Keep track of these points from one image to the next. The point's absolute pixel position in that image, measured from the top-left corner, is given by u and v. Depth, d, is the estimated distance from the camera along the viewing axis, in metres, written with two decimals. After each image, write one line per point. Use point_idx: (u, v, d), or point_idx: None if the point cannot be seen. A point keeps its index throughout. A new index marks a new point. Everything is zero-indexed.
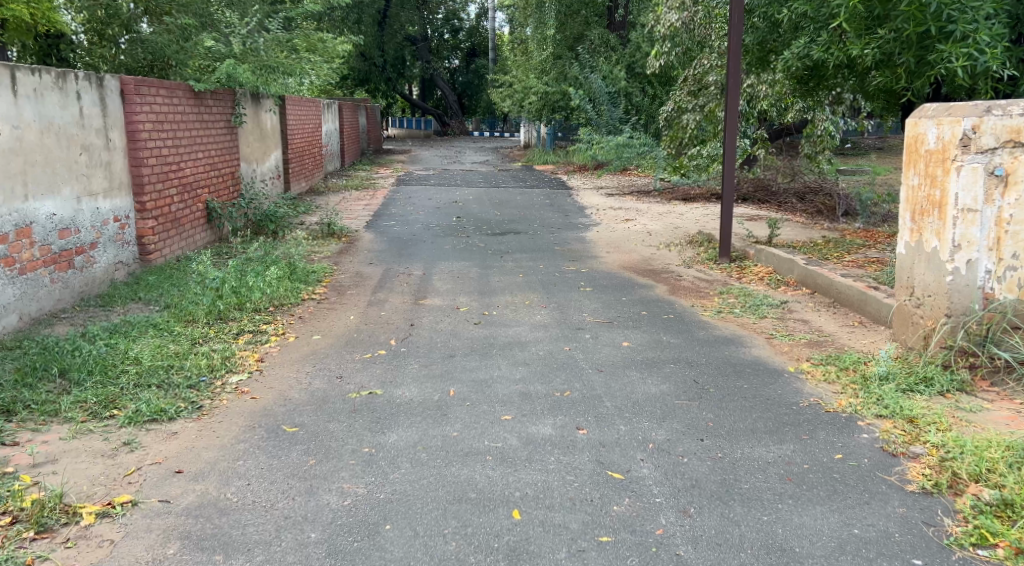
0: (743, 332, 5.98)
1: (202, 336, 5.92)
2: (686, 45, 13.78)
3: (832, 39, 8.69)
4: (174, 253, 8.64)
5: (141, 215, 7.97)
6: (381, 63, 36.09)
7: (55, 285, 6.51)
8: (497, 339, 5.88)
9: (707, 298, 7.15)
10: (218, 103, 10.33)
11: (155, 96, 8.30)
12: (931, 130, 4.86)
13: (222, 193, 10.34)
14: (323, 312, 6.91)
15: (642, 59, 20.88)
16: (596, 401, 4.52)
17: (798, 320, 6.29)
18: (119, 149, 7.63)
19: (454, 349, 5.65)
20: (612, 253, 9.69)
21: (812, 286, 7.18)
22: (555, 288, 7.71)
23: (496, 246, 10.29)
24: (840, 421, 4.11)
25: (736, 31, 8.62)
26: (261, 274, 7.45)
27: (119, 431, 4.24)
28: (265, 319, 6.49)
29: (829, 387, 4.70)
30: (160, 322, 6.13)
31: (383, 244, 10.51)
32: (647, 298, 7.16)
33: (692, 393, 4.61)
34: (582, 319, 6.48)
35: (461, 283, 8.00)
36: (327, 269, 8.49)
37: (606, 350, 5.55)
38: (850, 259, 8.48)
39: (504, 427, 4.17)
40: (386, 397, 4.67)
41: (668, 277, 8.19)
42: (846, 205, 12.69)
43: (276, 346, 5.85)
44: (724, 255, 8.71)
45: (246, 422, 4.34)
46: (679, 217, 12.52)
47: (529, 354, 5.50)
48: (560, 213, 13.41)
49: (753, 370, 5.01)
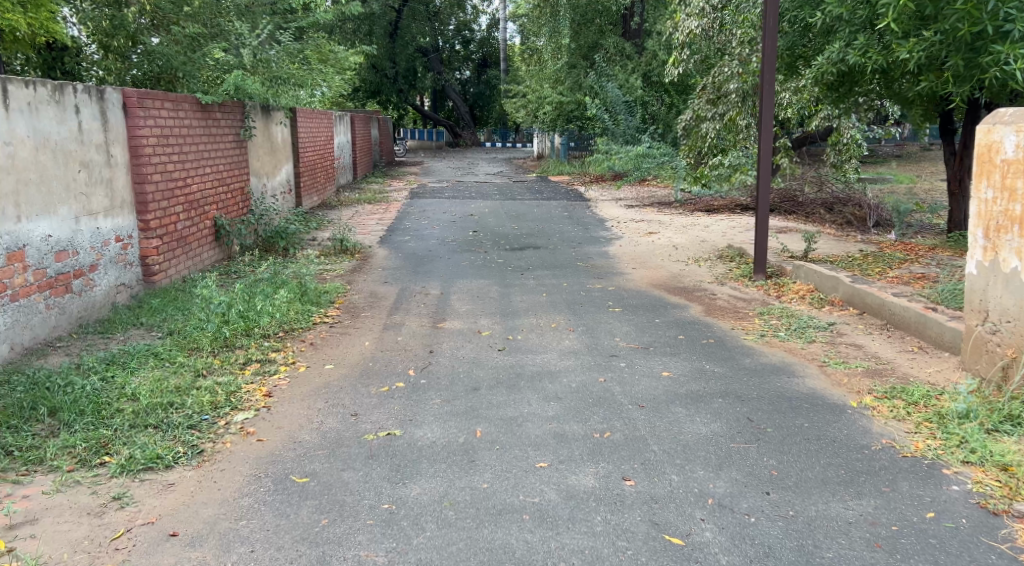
0: (793, 360, 5.52)
1: (206, 367, 5.48)
2: (705, 53, 13.51)
3: (870, 43, 8.21)
4: (180, 273, 8.23)
5: (144, 234, 7.56)
6: (393, 75, 35.84)
7: (51, 312, 6.10)
8: (525, 369, 5.41)
9: (748, 320, 6.69)
10: (226, 115, 9.92)
11: (160, 109, 7.90)
12: (1010, 137, 4.39)
13: (231, 210, 9.95)
14: (336, 337, 6.46)
15: (659, 67, 20.43)
16: (641, 444, 4.08)
17: (851, 344, 5.82)
18: (121, 165, 7.23)
19: (479, 381, 5.18)
20: (639, 270, 9.23)
21: (860, 306, 6.71)
22: (582, 308, 7.23)
23: (515, 262, 9.83)
24: (922, 469, 3.66)
25: (770, 37, 8.14)
26: (271, 297, 7.03)
27: (110, 483, 3.79)
28: (274, 346, 6.04)
29: (899, 426, 4.24)
30: (161, 351, 5.71)
31: (397, 261, 10.07)
32: (682, 321, 6.69)
33: (748, 434, 4.18)
34: (615, 344, 6.00)
35: (481, 304, 7.55)
36: (339, 288, 8.07)
37: (646, 382, 5.07)
38: (893, 275, 8.01)
39: (540, 477, 3.72)
40: (407, 439, 4.22)
41: (701, 296, 7.72)
42: (876, 216, 12.30)
43: (285, 378, 5.39)
44: (759, 271, 8.23)
45: (251, 471, 3.90)
46: (704, 230, 12.04)
47: (561, 387, 5.02)
48: (579, 226, 12.94)
49: (812, 407, 4.57)
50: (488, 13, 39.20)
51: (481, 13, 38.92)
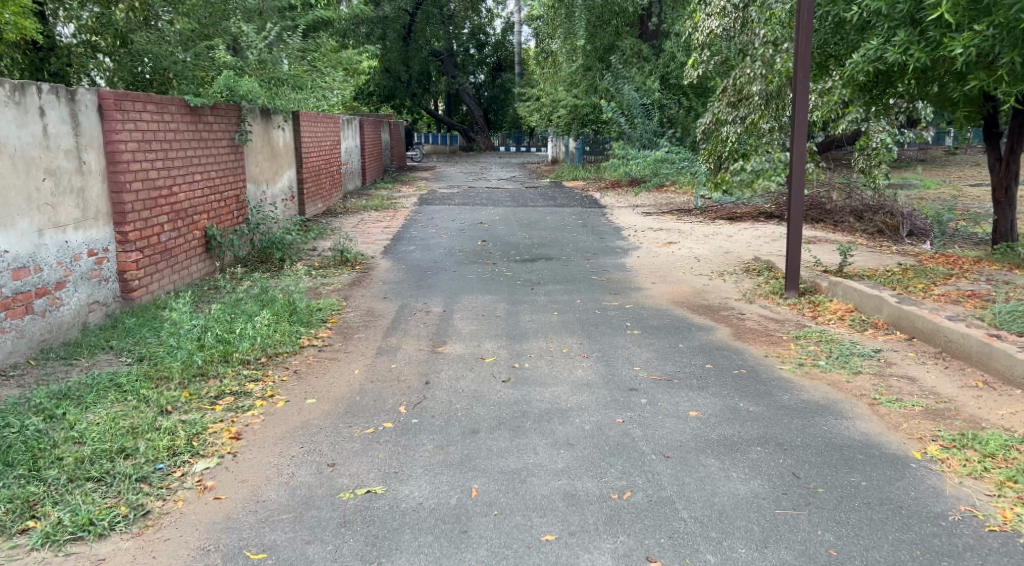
0: (838, 397, 4.87)
1: (171, 402, 4.83)
2: (723, 54, 13.01)
3: (910, 39, 7.43)
4: (163, 289, 7.59)
5: (122, 247, 6.92)
6: (406, 79, 35.24)
7: (6, 336, 5.51)
8: (532, 406, 4.75)
9: (783, 346, 6.04)
10: (221, 118, 9.27)
11: (142, 112, 7.28)
12: None
13: (224, 219, 9.31)
14: (323, 363, 5.80)
15: (678, 69, 19.64)
16: (668, 509, 3.44)
17: (902, 378, 5.18)
18: (95, 173, 6.61)
19: (478, 421, 4.51)
20: (659, 284, 8.54)
21: (908, 330, 6.06)
22: (597, 331, 6.53)
23: (526, 275, 9.16)
24: (1018, 551, 3.10)
25: (804, 33, 7.44)
26: (253, 318, 6.38)
27: (29, 559, 3.22)
28: (253, 375, 5.41)
29: (977, 487, 3.59)
30: (124, 381, 5.07)
31: (400, 273, 9.45)
32: (709, 346, 6.02)
33: (796, 496, 3.53)
34: (634, 376, 5.30)
35: (487, 324, 6.88)
36: (335, 305, 7.45)
37: (671, 424, 4.40)
38: (939, 292, 7.34)
39: (546, 557, 3.14)
40: (389, 498, 3.59)
41: (729, 316, 7.04)
42: (910, 225, 11.82)
43: (259, 415, 4.74)
44: (790, 287, 7.55)
45: (198, 544, 3.32)
46: (727, 239, 11.37)
47: (572, 430, 4.35)
48: (594, 235, 12.26)
49: (867, 458, 3.90)
50: (502, 17, 38.59)
51: (496, 16, 38.36)
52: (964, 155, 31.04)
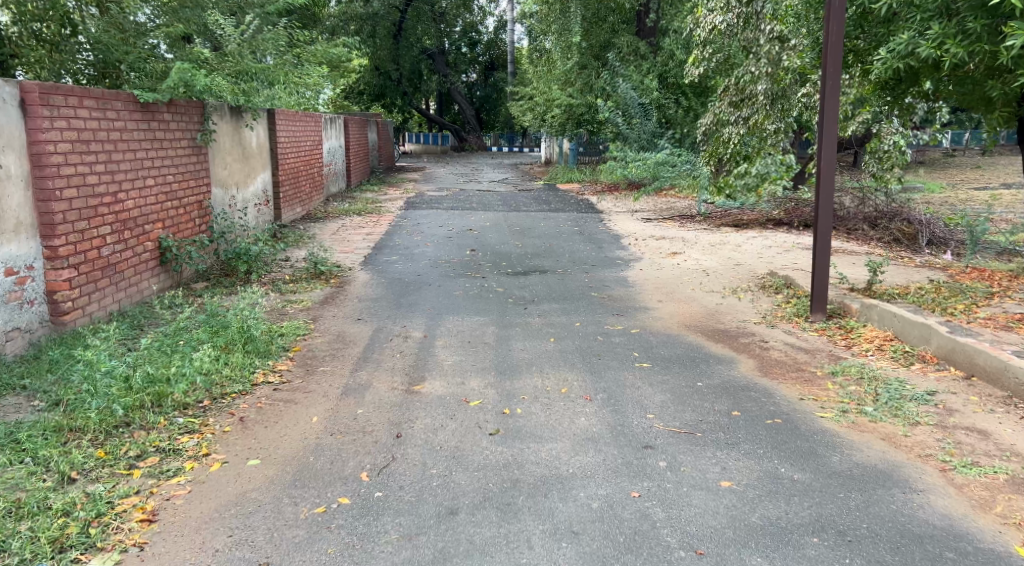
0: (899, 457, 3.98)
1: (79, 465, 3.91)
2: (727, 52, 12.25)
3: (945, 32, 6.43)
4: (106, 309, 6.64)
5: (52, 264, 5.97)
6: (397, 77, 34.25)
7: None
8: (526, 471, 3.84)
9: (819, 385, 5.12)
10: (179, 116, 8.31)
11: (79, 109, 6.31)
12: None
13: (184, 228, 8.36)
14: (277, 408, 4.85)
15: (677, 67, 18.73)
16: None
17: (969, 431, 4.31)
18: (14, 179, 5.66)
19: (460, 494, 3.62)
20: (666, 303, 7.64)
21: (965, 367, 5.17)
22: (601, 363, 5.63)
23: (518, 292, 8.24)
24: None
25: (835, 17, 6.47)
26: (199, 350, 5.43)
27: None
28: (189, 426, 4.47)
29: None
30: (25, 436, 4.12)
31: (378, 288, 8.53)
32: (733, 385, 5.12)
33: None
34: (649, 428, 4.39)
35: (473, 354, 5.96)
36: (300, 329, 6.53)
37: (701, 500, 3.53)
38: (986, 315, 6.48)
39: None
40: None
41: (751, 344, 6.13)
42: (928, 233, 10.89)
43: (187, 484, 3.81)
44: (816, 309, 6.66)
45: None
46: (736, 250, 10.49)
47: (576, 509, 3.47)
48: (592, 245, 11.34)
49: (959, 559, 3.13)
50: (495, 15, 37.68)
51: (489, 14, 37.41)
52: (964, 158, 30.19)
